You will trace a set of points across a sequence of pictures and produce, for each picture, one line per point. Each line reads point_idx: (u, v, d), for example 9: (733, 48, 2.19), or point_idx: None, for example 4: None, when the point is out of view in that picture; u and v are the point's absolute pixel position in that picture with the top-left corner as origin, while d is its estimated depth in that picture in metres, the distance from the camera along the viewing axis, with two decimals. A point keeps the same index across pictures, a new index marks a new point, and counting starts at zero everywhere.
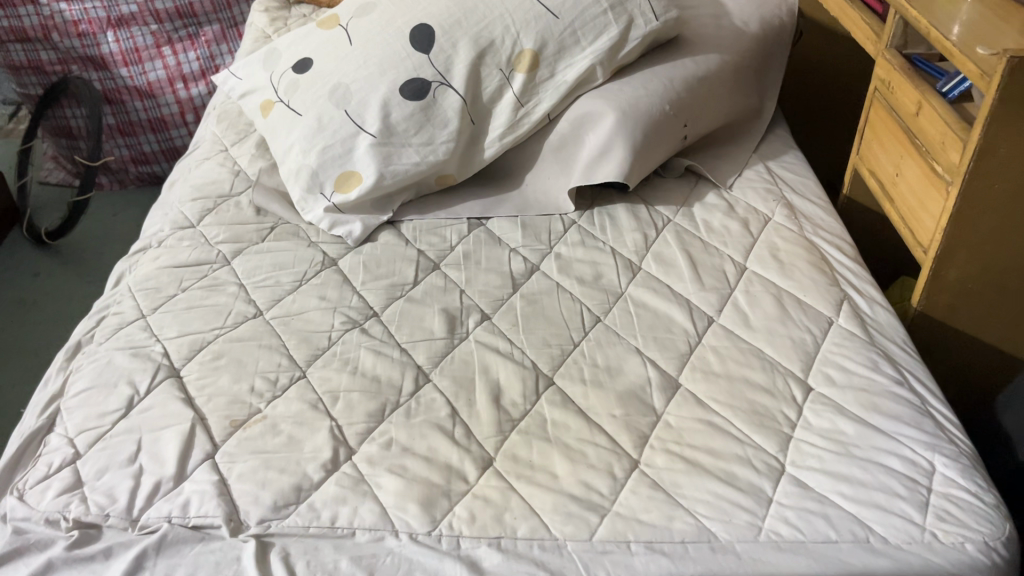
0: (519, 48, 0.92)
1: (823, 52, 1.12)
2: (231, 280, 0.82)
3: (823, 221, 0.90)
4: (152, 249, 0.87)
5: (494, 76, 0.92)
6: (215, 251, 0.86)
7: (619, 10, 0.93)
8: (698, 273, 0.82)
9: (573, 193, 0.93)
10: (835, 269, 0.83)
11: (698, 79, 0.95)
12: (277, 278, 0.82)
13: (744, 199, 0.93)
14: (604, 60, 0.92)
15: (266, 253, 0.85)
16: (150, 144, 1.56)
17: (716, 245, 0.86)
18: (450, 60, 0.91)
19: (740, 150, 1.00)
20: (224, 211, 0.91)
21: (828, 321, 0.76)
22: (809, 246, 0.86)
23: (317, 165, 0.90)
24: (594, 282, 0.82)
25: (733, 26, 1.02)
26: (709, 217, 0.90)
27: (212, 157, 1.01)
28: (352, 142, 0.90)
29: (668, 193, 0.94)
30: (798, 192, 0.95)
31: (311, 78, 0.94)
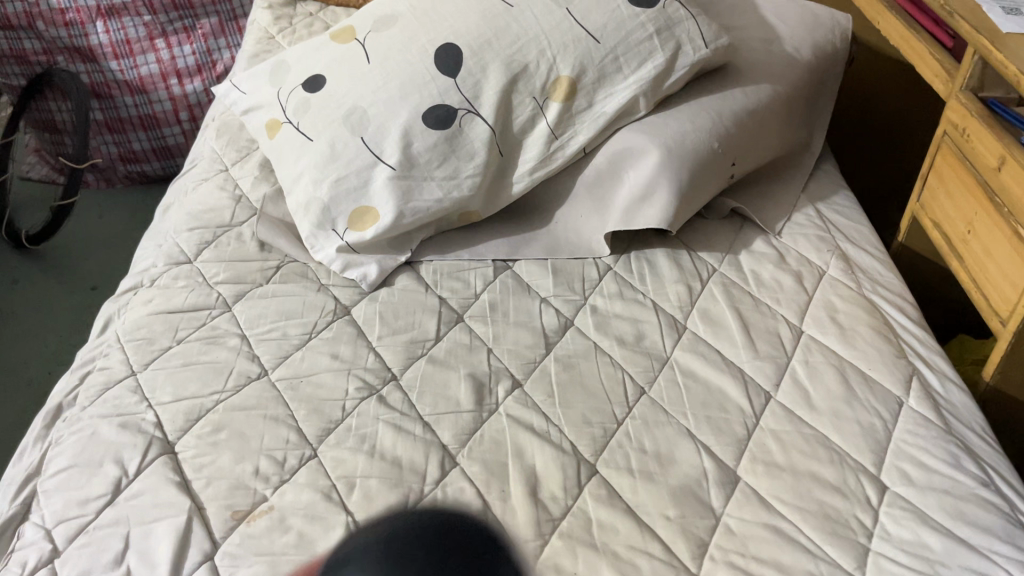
0: (556, 75, 0.83)
1: None
2: (232, 331, 0.73)
3: (883, 277, 0.82)
4: (144, 288, 0.78)
5: (526, 104, 0.83)
6: (214, 294, 0.77)
7: (666, 35, 0.85)
8: (751, 337, 0.74)
9: (608, 236, 0.85)
10: (900, 336, 0.75)
11: (748, 113, 0.87)
12: (283, 331, 0.73)
13: (796, 247, 0.85)
14: (648, 90, 0.83)
15: (271, 299, 0.77)
16: (140, 143, 1.46)
17: (768, 302, 0.78)
18: (478, 85, 0.82)
19: (789, 189, 0.92)
20: (224, 245, 0.83)
21: (898, 401, 0.69)
22: (870, 307, 0.78)
23: (328, 198, 0.81)
24: (636, 344, 0.74)
25: (784, 52, 0.93)
26: (758, 268, 0.82)
27: (212, 178, 0.92)
28: (369, 174, 0.81)
29: (712, 237, 0.86)
30: (853, 239, 0.87)
31: (323, 99, 0.85)
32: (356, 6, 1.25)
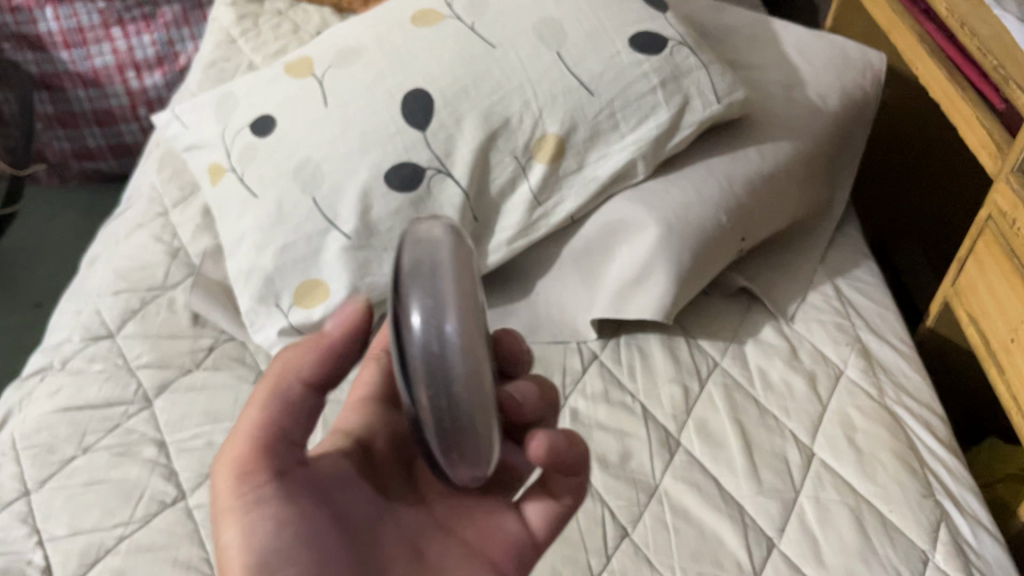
0: (541, 131, 0.71)
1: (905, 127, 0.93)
2: (149, 437, 0.63)
3: (909, 380, 0.72)
4: (53, 373, 0.68)
5: (506, 164, 0.71)
6: (134, 383, 0.67)
7: (672, 87, 0.72)
8: (755, 463, 0.64)
9: (596, 325, 0.73)
10: (927, 464, 0.65)
11: (763, 178, 0.75)
12: (208, 438, 0.63)
13: (811, 338, 0.74)
14: (649, 153, 0.72)
15: (198, 393, 0.66)
16: (95, 139, 1.34)
17: (776, 413, 0.68)
18: (451, 141, 0.71)
19: (805, 261, 0.80)
20: (152, 316, 0.72)
21: (923, 558, 0.59)
22: (893, 423, 0.67)
23: (273, 267, 0.70)
24: (621, 466, 0.64)
25: (807, 101, 0.81)
26: (767, 365, 0.71)
27: (147, 225, 0.81)
28: (320, 242, 0.70)
29: (716, 320, 0.75)
30: (876, 326, 0.76)
31: (271, 146, 0.73)
32: (328, 3, 1.12)
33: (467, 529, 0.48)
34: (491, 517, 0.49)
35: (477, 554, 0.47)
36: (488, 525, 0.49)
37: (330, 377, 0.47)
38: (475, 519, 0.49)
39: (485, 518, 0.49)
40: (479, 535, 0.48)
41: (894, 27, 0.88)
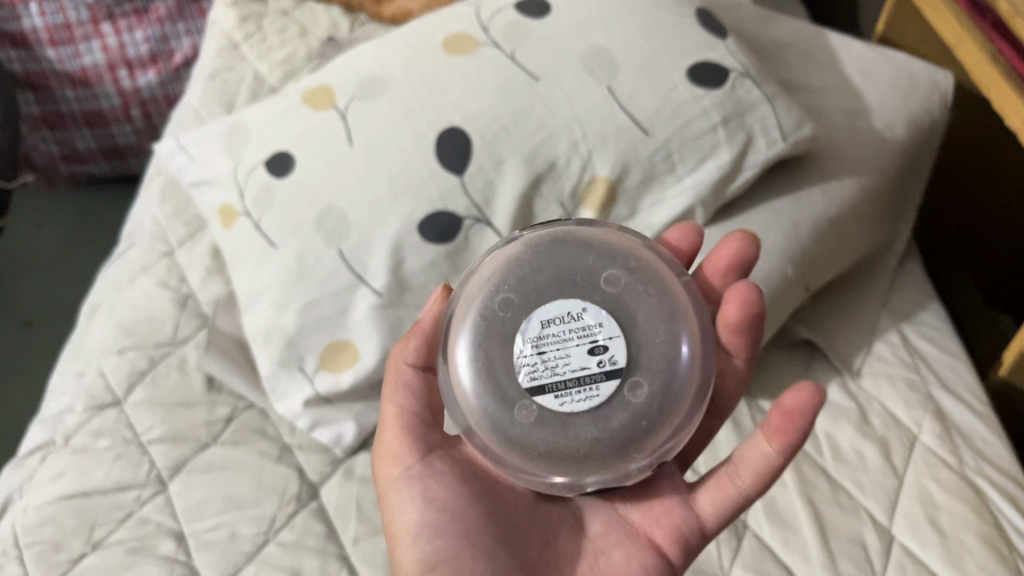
0: (591, 175, 0.64)
1: (979, 143, 0.88)
2: (166, 528, 0.57)
3: (987, 445, 0.66)
4: (56, 452, 0.61)
5: (552, 211, 0.65)
6: (145, 462, 0.60)
7: (735, 125, 0.65)
8: (830, 551, 0.59)
9: None
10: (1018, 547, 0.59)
11: (830, 221, 0.69)
12: (231, 529, 0.57)
13: (879, 398, 0.69)
14: (708, 199, 0.65)
15: (218, 474, 0.60)
16: (84, 141, 1.28)
17: (848, 488, 0.63)
18: (491, 187, 0.64)
19: (867, 306, 0.74)
20: (162, 379, 0.65)
21: None
22: (979, 500, 0.62)
23: (295, 327, 0.63)
24: None
25: (872, 130, 0.73)
26: (835, 431, 0.66)
27: (151, 267, 0.74)
28: (347, 299, 0.63)
29: (777, 379, 0.70)
30: (948, 380, 0.70)
31: (288, 189, 0.66)
32: None
33: (632, 510, 0.52)
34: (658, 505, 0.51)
35: (640, 535, 0.51)
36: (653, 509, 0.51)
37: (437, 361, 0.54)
38: (638, 503, 0.52)
39: (653, 503, 0.51)
40: (643, 520, 0.51)
41: (960, 43, 0.81)
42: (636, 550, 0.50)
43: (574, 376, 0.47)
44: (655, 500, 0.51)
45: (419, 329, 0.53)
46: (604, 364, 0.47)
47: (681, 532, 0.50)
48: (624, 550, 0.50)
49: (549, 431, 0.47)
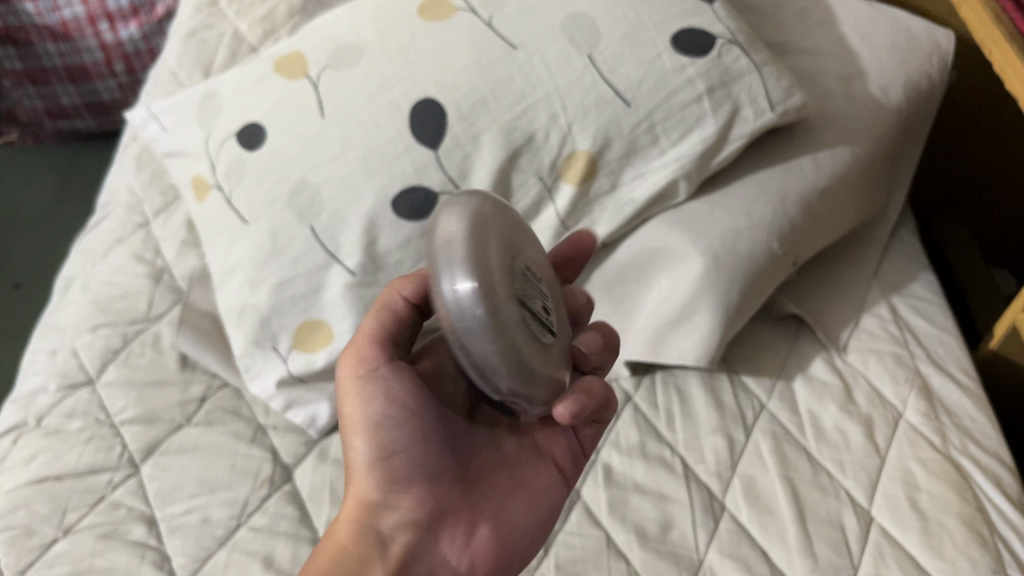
0: (570, 148, 0.62)
1: (986, 104, 0.86)
2: (138, 513, 0.57)
3: (974, 424, 0.64)
4: (30, 432, 0.62)
5: (530, 185, 0.63)
6: (118, 444, 0.60)
7: (720, 95, 0.63)
8: (808, 534, 0.58)
9: (631, 365, 0.68)
10: (999, 530, 0.58)
11: (819, 192, 0.66)
12: (203, 514, 0.57)
13: (866, 374, 0.67)
14: (692, 172, 0.63)
15: (190, 456, 0.60)
16: (69, 97, 1.26)
17: (829, 468, 0.62)
18: (468, 161, 0.61)
19: (857, 277, 0.73)
20: (135, 358, 0.65)
21: None
22: (962, 481, 0.60)
23: (269, 307, 0.62)
24: (661, 537, 0.58)
25: (868, 96, 0.70)
26: (818, 408, 0.65)
27: (127, 240, 0.74)
28: (321, 277, 0.61)
29: (763, 354, 0.69)
30: (936, 355, 0.69)
31: (260, 162, 0.63)
32: None
33: (537, 429, 0.54)
34: (553, 431, 0.55)
35: (545, 453, 0.54)
36: (550, 434, 0.54)
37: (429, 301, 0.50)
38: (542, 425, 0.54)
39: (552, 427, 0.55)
40: (546, 440, 0.54)
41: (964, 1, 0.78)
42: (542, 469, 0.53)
43: (531, 314, 0.43)
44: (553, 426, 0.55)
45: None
46: (540, 322, 0.44)
47: (573, 452, 0.55)
48: (534, 465, 0.53)
49: (529, 349, 0.40)
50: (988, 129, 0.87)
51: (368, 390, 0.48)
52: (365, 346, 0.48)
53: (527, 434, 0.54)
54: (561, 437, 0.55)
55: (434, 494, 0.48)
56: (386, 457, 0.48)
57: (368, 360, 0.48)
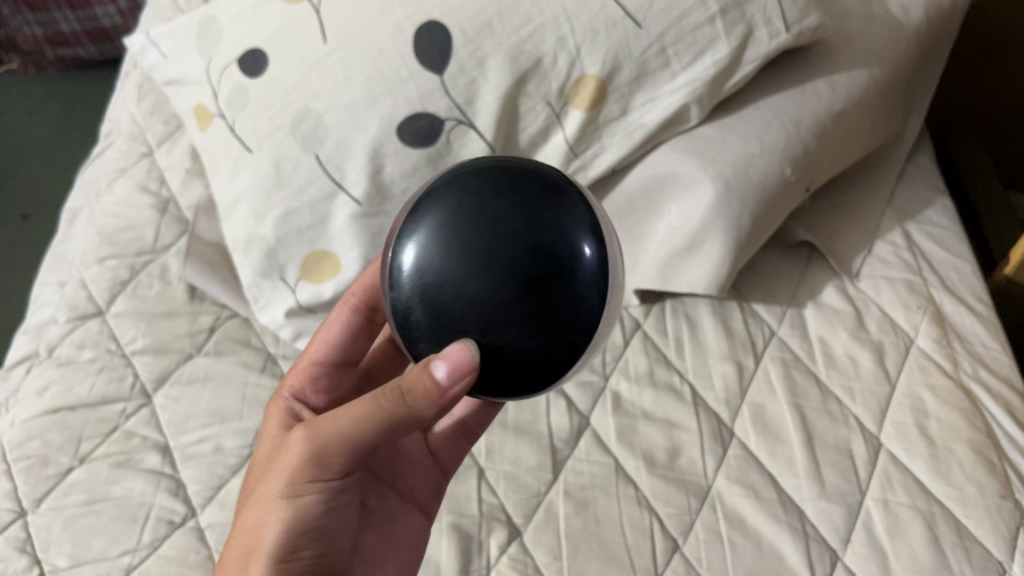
0: (579, 73, 0.60)
1: (1008, 23, 0.83)
2: (152, 441, 0.58)
3: (986, 350, 0.64)
4: (42, 363, 0.62)
5: (538, 111, 0.61)
6: (130, 375, 0.61)
7: (735, 15, 0.61)
8: (817, 461, 0.58)
9: (640, 293, 0.67)
10: (1009, 456, 0.58)
11: (834, 115, 0.65)
12: (216, 443, 0.58)
13: (878, 301, 0.67)
14: (705, 96, 0.62)
15: (201, 386, 0.60)
16: (69, 25, 1.24)
17: (839, 395, 0.62)
18: (474, 87, 0.60)
19: (870, 202, 0.72)
20: (143, 290, 0.65)
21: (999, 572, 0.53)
22: (972, 407, 0.60)
23: (274, 238, 0.61)
24: (670, 464, 0.59)
25: (887, 15, 0.68)
26: (828, 335, 0.65)
27: (131, 170, 0.73)
28: (327, 207, 0.61)
29: (774, 278, 0.69)
30: (949, 281, 0.68)
31: (263, 90, 0.61)
32: None
33: (405, 472, 0.54)
34: (414, 468, 0.55)
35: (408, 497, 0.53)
36: (413, 474, 0.55)
37: (380, 439, 0.41)
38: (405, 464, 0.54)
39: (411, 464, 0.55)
40: (412, 487, 0.54)
41: None
42: (409, 512, 0.53)
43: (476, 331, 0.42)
44: (414, 462, 0.55)
45: (444, 387, 0.38)
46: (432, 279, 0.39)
47: (434, 485, 0.55)
48: (400, 511, 0.52)
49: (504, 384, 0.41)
50: (1010, 48, 0.85)
51: (303, 498, 0.42)
52: (337, 455, 0.41)
53: (390, 478, 0.53)
54: (425, 474, 0.55)
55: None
56: (287, 558, 0.42)
57: (313, 467, 0.42)
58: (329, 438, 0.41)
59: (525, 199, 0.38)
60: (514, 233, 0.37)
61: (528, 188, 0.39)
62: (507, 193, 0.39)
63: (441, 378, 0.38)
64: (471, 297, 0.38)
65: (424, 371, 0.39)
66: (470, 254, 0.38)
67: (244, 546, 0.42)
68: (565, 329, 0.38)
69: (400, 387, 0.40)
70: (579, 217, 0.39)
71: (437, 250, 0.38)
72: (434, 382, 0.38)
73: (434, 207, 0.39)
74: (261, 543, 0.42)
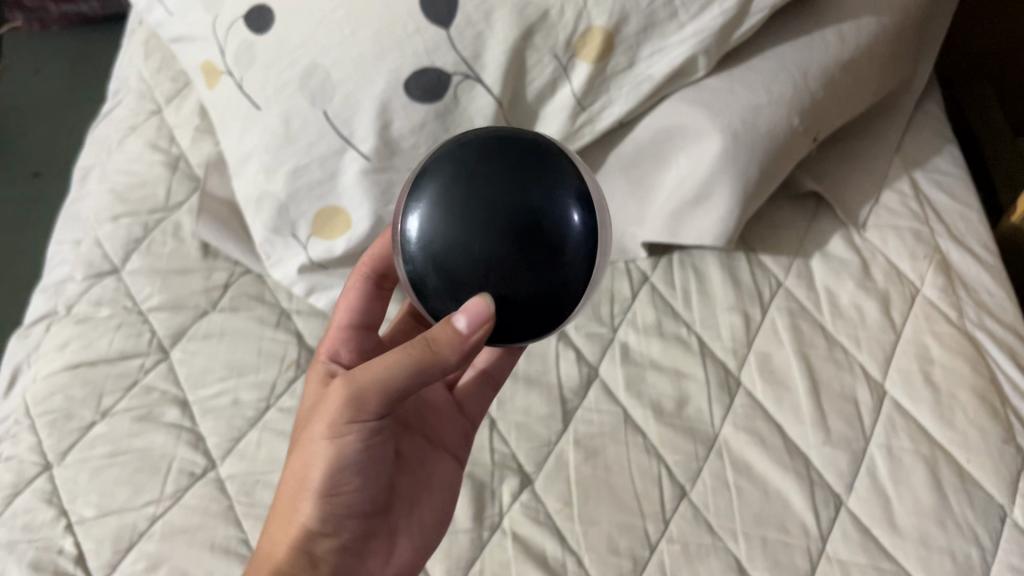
0: (586, 25, 0.60)
1: None
2: (172, 395, 0.59)
3: (991, 298, 0.65)
4: (61, 320, 0.63)
5: (545, 64, 0.61)
6: (147, 331, 0.62)
7: None
8: (822, 409, 0.59)
9: (648, 245, 0.68)
10: (1011, 402, 0.59)
11: (843, 64, 0.64)
12: (233, 396, 0.59)
13: (884, 250, 0.67)
14: (712, 47, 0.62)
15: (218, 342, 0.62)
16: None
17: (844, 345, 0.63)
18: (481, 40, 0.59)
19: (879, 150, 0.72)
20: (157, 247, 0.66)
21: (1000, 515, 0.55)
22: (977, 355, 0.61)
23: (285, 194, 0.62)
24: (677, 413, 0.60)
25: None
26: (835, 285, 0.65)
27: (140, 128, 0.73)
28: (336, 162, 0.61)
29: (781, 230, 0.69)
30: (956, 230, 0.68)
31: (269, 47, 0.60)
32: None
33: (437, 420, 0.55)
34: (445, 416, 0.55)
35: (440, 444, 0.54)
36: (444, 421, 0.55)
37: (415, 384, 0.42)
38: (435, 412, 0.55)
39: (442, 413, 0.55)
40: (444, 434, 0.55)
41: None
42: (441, 459, 0.53)
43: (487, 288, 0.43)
44: (445, 411, 0.56)
45: (465, 336, 0.39)
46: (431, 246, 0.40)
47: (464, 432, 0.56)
48: (434, 458, 0.53)
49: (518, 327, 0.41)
50: None
51: (345, 440, 0.44)
52: (371, 402, 0.42)
53: (421, 427, 0.54)
54: (452, 423, 0.55)
55: (364, 521, 0.47)
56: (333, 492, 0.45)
57: (353, 411, 0.43)
58: (363, 387, 0.42)
59: (517, 166, 0.39)
60: (508, 199, 0.38)
61: (520, 155, 0.40)
62: (500, 161, 0.39)
63: (463, 328, 0.39)
64: (471, 260, 0.39)
65: (448, 322, 0.40)
66: (469, 220, 0.39)
67: (295, 481, 0.46)
68: (559, 287, 0.40)
69: (426, 338, 0.41)
70: (568, 183, 0.40)
71: (436, 217, 0.39)
72: (456, 331, 0.39)
73: (425, 179, 0.40)
74: (310, 479, 0.45)
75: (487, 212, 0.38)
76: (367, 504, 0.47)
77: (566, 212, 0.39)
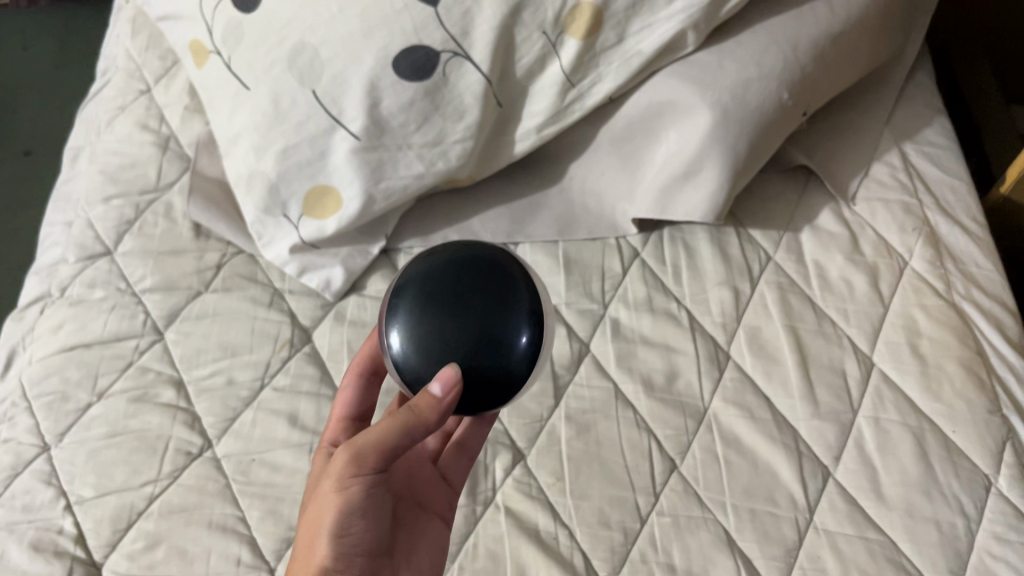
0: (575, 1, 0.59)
1: None
2: (167, 376, 0.60)
3: (979, 270, 0.65)
4: (55, 302, 0.64)
5: (534, 41, 0.60)
6: (141, 312, 0.62)
7: None
8: (811, 383, 0.60)
9: (637, 219, 0.69)
10: (998, 373, 0.60)
11: (832, 36, 0.64)
12: (228, 376, 0.60)
13: (873, 224, 0.68)
14: (701, 20, 0.61)
15: (212, 322, 0.62)
16: None
17: (833, 318, 0.63)
18: (468, 17, 0.58)
19: (870, 123, 0.72)
20: (150, 228, 0.66)
21: (985, 484, 0.56)
22: (964, 327, 0.62)
23: (276, 173, 0.62)
24: (668, 388, 0.60)
25: None
26: (824, 259, 0.66)
27: (129, 107, 0.73)
28: (325, 140, 0.61)
29: (772, 203, 0.69)
30: (945, 202, 0.69)
31: (256, 25, 0.59)
32: None
33: (425, 483, 0.54)
34: (434, 484, 0.55)
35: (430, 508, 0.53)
36: (434, 486, 0.55)
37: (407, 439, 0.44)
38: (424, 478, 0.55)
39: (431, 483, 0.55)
40: (433, 500, 0.54)
41: None
42: (431, 524, 0.52)
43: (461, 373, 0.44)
44: (434, 480, 0.55)
45: (440, 402, 0.41)
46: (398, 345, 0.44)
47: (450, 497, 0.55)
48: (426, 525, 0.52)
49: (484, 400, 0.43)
50: None
51: (349, 492, 0.45)
52: (370, 455, 0.44)
53: (412, 495, 0.53)
54: (440, 492, 0.55)
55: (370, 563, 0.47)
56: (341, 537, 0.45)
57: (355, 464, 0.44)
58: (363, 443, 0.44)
59: (476, 284, 0.43)
60: (467, 313, 0.42)
61: (481, 273, 0.43)
62: (464, 278, 0.43)
63: (437, 394, 0.41)
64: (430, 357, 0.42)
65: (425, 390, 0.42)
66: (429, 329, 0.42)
67: (308, 534, 0.45)
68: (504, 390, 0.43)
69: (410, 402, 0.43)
70: (520, 305, 0.43)
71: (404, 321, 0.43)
72: (432, 396, 0.41)
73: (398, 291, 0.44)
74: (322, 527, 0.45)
75: (447, 323, 0.42)
76: (370, 549, 0.47)
77: (516, 328, 0.42)
